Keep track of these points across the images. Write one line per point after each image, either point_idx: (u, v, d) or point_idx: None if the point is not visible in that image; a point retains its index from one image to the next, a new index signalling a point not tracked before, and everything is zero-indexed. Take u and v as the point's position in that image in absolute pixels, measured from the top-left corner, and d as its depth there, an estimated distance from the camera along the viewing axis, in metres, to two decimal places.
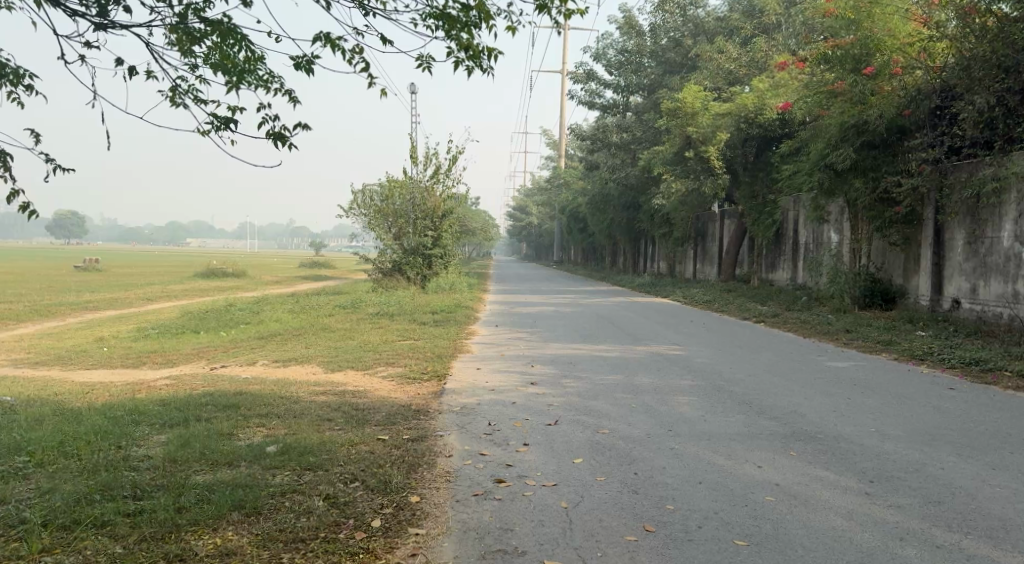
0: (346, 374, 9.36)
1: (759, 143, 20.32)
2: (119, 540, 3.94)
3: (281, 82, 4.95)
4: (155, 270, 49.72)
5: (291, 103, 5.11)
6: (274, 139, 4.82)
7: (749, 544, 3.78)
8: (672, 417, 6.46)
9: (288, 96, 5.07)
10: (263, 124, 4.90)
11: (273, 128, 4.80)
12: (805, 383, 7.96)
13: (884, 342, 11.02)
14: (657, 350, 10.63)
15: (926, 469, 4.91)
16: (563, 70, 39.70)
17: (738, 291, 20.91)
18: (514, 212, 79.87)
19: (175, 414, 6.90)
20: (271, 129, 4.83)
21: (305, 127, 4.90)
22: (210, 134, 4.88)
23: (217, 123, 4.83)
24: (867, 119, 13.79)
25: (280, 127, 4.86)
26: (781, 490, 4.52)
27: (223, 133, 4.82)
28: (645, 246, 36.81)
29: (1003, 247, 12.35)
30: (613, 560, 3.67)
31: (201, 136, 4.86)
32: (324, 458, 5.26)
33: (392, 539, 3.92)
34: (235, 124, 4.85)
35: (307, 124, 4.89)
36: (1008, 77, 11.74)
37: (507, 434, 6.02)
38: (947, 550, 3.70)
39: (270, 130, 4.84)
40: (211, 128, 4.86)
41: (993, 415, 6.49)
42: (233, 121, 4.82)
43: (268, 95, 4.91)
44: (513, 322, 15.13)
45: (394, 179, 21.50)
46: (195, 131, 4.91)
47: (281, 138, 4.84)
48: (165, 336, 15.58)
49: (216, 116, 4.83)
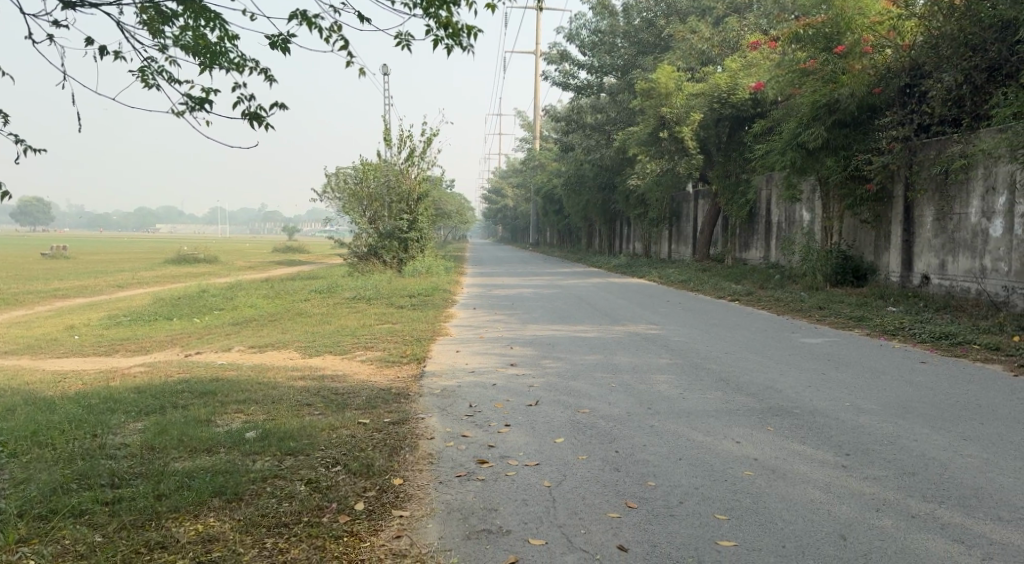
0: (323, 359, 9.32)
1: (732, 122, 20.42)
2: (98, 528, 3.91)
3: (256, 62, 4.87)
4: (125, 257, 49.06)
5: (267, 83, 5.04)
6: (251, 119, 4.75)
7: (729, 518, 3.83)
8: (651, 395, 6.52)
9: (264, 76, 5.00)
10: (238, 104, 4.82)
11: (249, 109, 4.73)
12: (781, 359, 8.06)
13: (857, 319, 11.17)
14: (634, 330, 10.70)
15: (900, 441, 5.00)
16: (536, 51, 39.62)
17: (713, 270, 21.06)
18: (489, 195, 79.66)
19: (151, 402, 6.86)
20: (247, 108, 4.76)
21: (282, 107, 4.83)
22: (184, 115, 4.79)
23: (192, 103, 4.74)
24: (839, 97, 13.90)
25: (256, 107, 4.79)
26: (759, 464, 4.59)
27: (198, 114, 4.74)
28: (620, 227, 36.97)
29: (971, 223, 12.56)
30: (596, 537, 3.71)
31: (176, 117, 4.77)
32: (305, 443, 5.24)
33: (377, 521, 3.92)
34: (210, 104, 4.77)
35: (284, 104, 4.82)
36: (975, 55, 12.08)
37: (488, 415, 6.05)
38: (922, 520, 3.78)
39: (246, 111, 4.77)
40: (185, 109, 4.77)
41: (963, 388, 6.62)
42: (208, 101, 4.74)
43: (243, 75, 4.84)
44: (491, 304, 15.14)
45: (368, 162, 21.35)
46: (169, 112, 4.81)
47: (257, 119, 4.77)
48: (138, 323, 15.43)
49: (191, 96, 4.74)
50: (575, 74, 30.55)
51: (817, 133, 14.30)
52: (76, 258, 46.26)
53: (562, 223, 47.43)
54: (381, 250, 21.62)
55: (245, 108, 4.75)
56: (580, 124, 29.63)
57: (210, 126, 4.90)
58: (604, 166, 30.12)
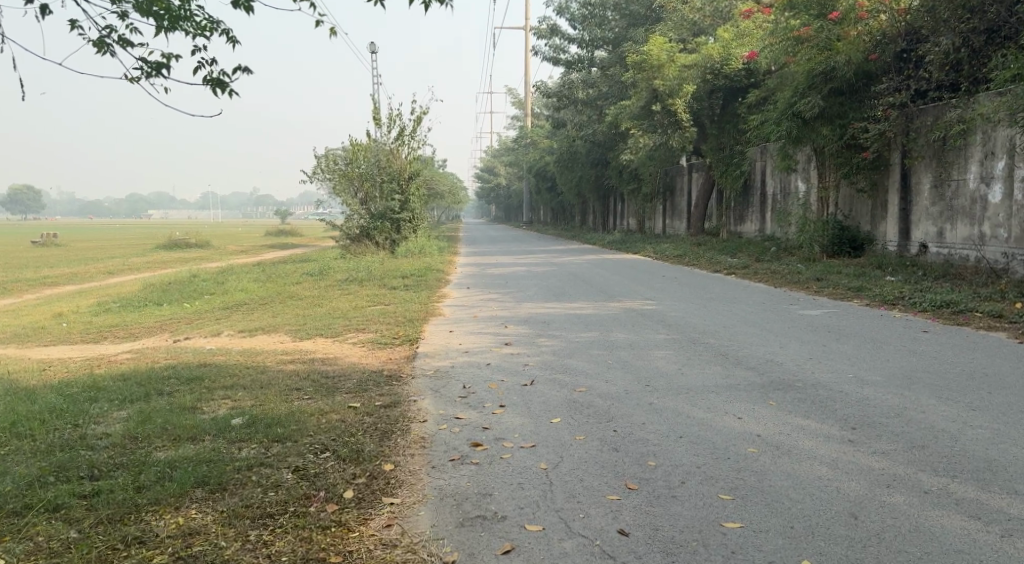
0: (314, 342, 9.14)
1: (725, 93, 20.22)
2: (74, 523, 3.74)
3: (217, 26, 4.64)
4: (116, 244, 48.57)
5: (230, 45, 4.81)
6: (213, 86, 4.54)
7: (734, 498, 3.67)
8: (649, 371, 6.36)
9: (226, 38, 4.77)
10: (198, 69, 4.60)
11: (212, 75, 4.51)
12: (780, 332, 7.91)
13: (855, 289, 11.03)
14: (630, 305, 10.52)
15: (907, 413, 4.85)
16: (526, 27, 39.22)
17: (708, 244, 20.87)
18: (480, 174, 79.32)
19: (136, 390, 6.68)
20: (209, 74, 4.54)
21: (245, 71, 4.63)
22: (140, 81, 4.57)
23: (148, 69, 4.51)
24: (835, 65, 13.71)
25: (218, 73, 4.57)
26: (762, 440, 4.44)
27: (155, 79, 4.52)
28: (613, 203, 36.78)
29: (968, 190, 12.41)
30: (596, 521, 3.54)
31: (131, 83, 4.54)
32: (293, 429, 5.07)
33: (367, 510, 3.75)
34: (168, 70, 4.55)
35: (249, 69, 4.60)
36: (973, 17, 11.86)
37: (482, 396, 5.88)
38: (935, 496, 3.62)
39: (207, 77, 4.55)
40: (141, 76, 4.54)
41: (968, 356, 6.49)
42: (165, 67, 4.52)
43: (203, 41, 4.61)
44: (485, 283, 14.96)
45: (358, 142, 21.07)
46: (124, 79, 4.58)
47: (221, 85, 4.57)
48: (128, 310, 15.21)
49: (147, 61, 4.51)
50: (565, 49, 30.22)
51: (813, 102, 14.09)
52: (67, 245, 45.84)
53: (555, 201, 47.18)
54: (373, 231, 21.39)
55: (207, 73, 4.54)
56: (571, 99, 29.35)
57: (169, 93, 4.68)
58: (597, 141, 29.84)
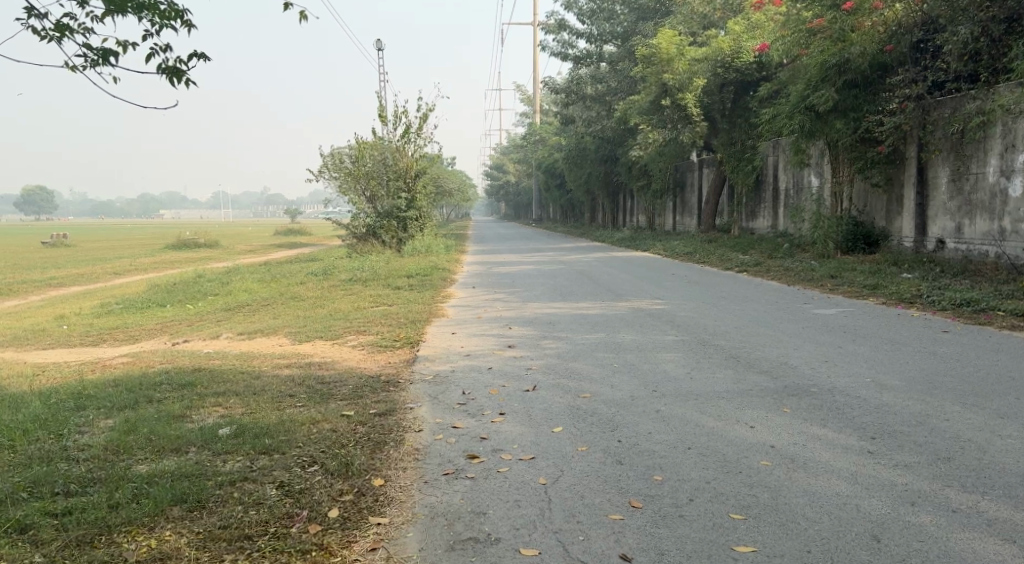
0: (314, 345, 8.90)
1: (736, 87, 19.92)
2: (41, 546, 3.51)
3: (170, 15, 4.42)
4: (126, 243, 48.66)
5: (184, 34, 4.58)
6: (169, 74, 4.33)
7: (746, 518, 3.41)
8: (657, 376, 6.09)
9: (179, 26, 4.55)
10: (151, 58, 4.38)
11: (166, 62, 4.30)
12: (794, 333, 7.62)
13: (871, 287, 10.73)
14: (638, 305, 10.24)
15: (930, 421, 4.57)
16: (534, 23, 39.01)
17: (720, 241, 20.55)
18: (490, 171, 79.08)
19: (126, 396, 6.46)
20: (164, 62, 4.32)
21: (201, 59, 4.43)
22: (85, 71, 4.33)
23: (94, 57, 4.28)
24: (850, 57, 13.56)
25: (171, 61, 4.34)
26: (777, 452, 4.17)
27: (102, 68, 4.28)
28: (623, 200, 36.46)
29: (988, 183, 12.12)
30: (597, 544, 3.29)
31: (74, 72, 4.29)
32: (282, 439, 4.84)
33: (351, 532, 3.52)
34: (116, 59, 4.32)
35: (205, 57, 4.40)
36: (993, 5, 11.52)
37: (482, 403, 5.64)
38: (965, 515, 3.35)
39: (162, 65, 4.32)
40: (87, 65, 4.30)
41: (992, 358, 6.20)
42: (113, 55, 4.29)
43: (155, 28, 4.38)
44: (491, 282, 14.72)
45: (364, 139, 20.87)
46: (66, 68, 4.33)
47: (176, 74, 4.35)
48: (130, 311, 15.04)
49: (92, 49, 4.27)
50: (573, 44, 29.94)
51: (826, 95, 13.91)
52: (78, 245, 45.91)
53: (564, 199, 46.87)
54: (379, 230, 21.18)
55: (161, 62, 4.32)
56: (579, 95, 29.05)
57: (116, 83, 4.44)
58: (606, 137, 29.54)
